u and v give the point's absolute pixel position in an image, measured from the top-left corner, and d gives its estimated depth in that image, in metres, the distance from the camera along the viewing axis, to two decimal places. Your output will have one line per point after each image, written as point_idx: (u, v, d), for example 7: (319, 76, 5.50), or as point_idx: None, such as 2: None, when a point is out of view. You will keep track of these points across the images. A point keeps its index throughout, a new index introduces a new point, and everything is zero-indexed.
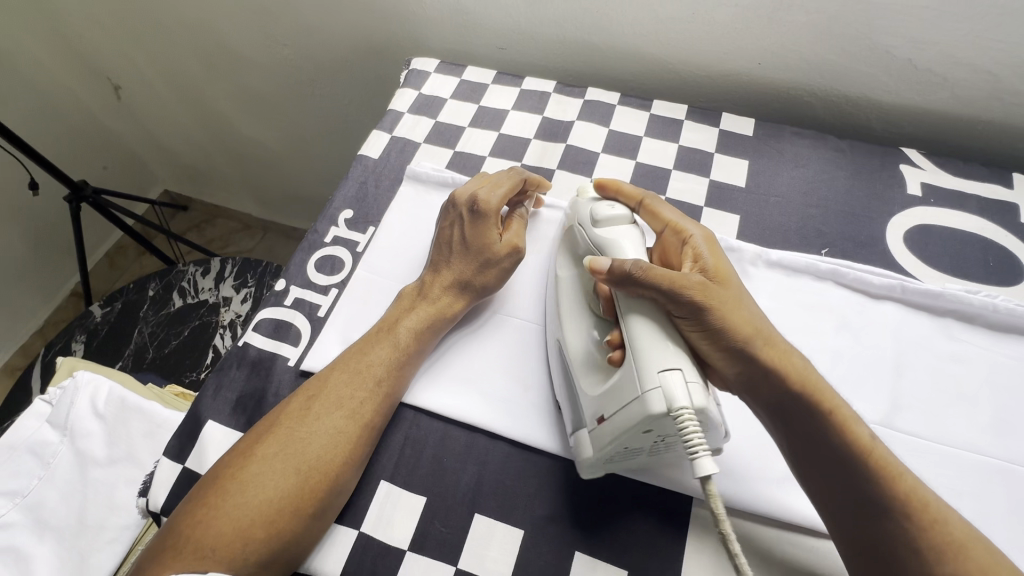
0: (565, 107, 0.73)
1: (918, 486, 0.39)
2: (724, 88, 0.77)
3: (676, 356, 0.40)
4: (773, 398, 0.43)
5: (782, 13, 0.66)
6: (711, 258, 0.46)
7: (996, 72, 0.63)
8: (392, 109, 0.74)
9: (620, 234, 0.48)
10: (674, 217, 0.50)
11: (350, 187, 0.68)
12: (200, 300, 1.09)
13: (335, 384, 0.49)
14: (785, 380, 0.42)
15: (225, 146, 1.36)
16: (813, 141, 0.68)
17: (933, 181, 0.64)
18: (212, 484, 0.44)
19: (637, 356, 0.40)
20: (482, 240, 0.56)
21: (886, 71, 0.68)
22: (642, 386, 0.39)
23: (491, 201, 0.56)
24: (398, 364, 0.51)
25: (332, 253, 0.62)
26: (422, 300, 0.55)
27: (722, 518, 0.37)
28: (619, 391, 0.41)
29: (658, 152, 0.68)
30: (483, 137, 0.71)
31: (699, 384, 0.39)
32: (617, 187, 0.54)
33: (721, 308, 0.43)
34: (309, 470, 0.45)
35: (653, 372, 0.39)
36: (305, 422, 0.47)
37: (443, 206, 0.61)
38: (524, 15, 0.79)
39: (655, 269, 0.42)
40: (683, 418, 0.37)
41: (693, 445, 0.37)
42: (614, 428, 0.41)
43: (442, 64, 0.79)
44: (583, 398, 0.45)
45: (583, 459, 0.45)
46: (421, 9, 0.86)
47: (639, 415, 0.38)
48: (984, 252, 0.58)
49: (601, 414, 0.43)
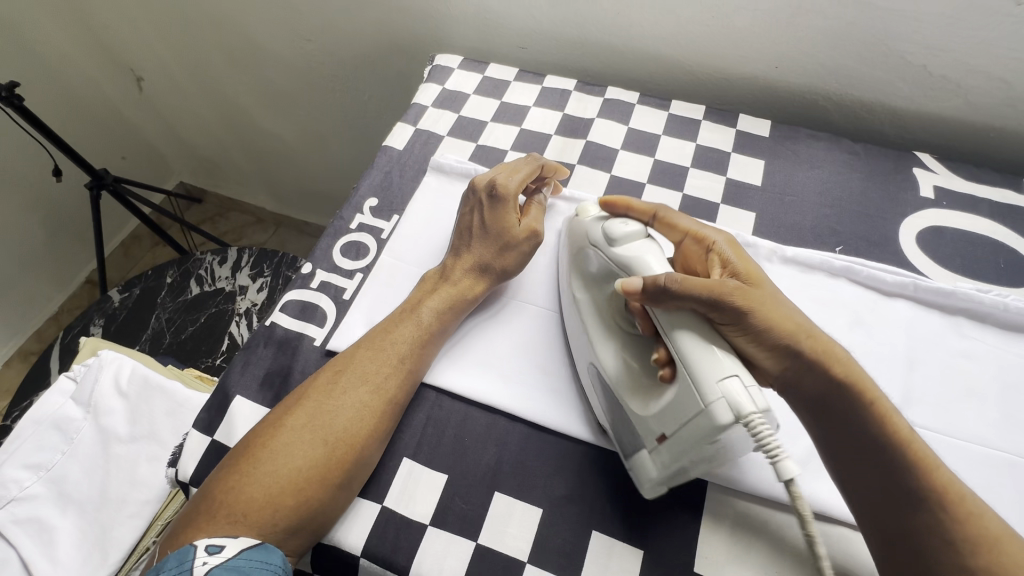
0: (585, 104, 0.75)
1: (953, 480, 0.40)
2: (740, 91, 0.79)
3: (727, 363, 0.40)
4: (815, 396, 0.44)
5: (801, 17, 0.68)
6: (739, 260, 0.47)
7: (1009, 79, 0.65)
8: (417, 103, 0.76)
9: (642, 249, 0.49)
10: (693, 225, 0.51)
11: (375, 176, 0.69)
12: (216, 288, 1.10)
13: (361, 360, 0.51)
14: (829, 375, 0.43)
15: (244, 139, 1.38)
16: (828, 143, 0.70)
17: (946, 185, 0.65)
18: (243, 453, 0.46)
19: (691, 368, 0.41)
20: (502, 224, 0.58)
21: (901, 77, 0.69)
22: (703, 398, 0.39)
23: (510, 186, 0.58)
24: (420, 341, 0.53)
25: (357, 239, 0.64)
26: (442, 283, 0.56)
27: (810, 520, 0.38)
28: (677, 406, 0.41)
29: (676, 150, 0.70)
30: (505, 132, 0.73)
31: (756, 386, 0.39)
32: (627, 205, 0.55)
33: (762, 306, 0.43)
34: (336, 440, 0.46)
35: (711, 383, 0.39)
36: (333, 395, 0.48)
37: (464, 194, 0.62)
38: (546, 15, 0.81)
39: (688, 279, 0.43)
40: (754, 423, 0.37)
41: (769, 444, 0.37)
42: (683, 445, 0.41)
43: (465, 61, 0.81)
44: (635, 419, 0.45)
45: (649, 478, 0.45)
46: (445, 7, 0.88)
47: (709, 428, 0.39)
48: (995, 253, 0.60)
49: (662, 432, 0.43)
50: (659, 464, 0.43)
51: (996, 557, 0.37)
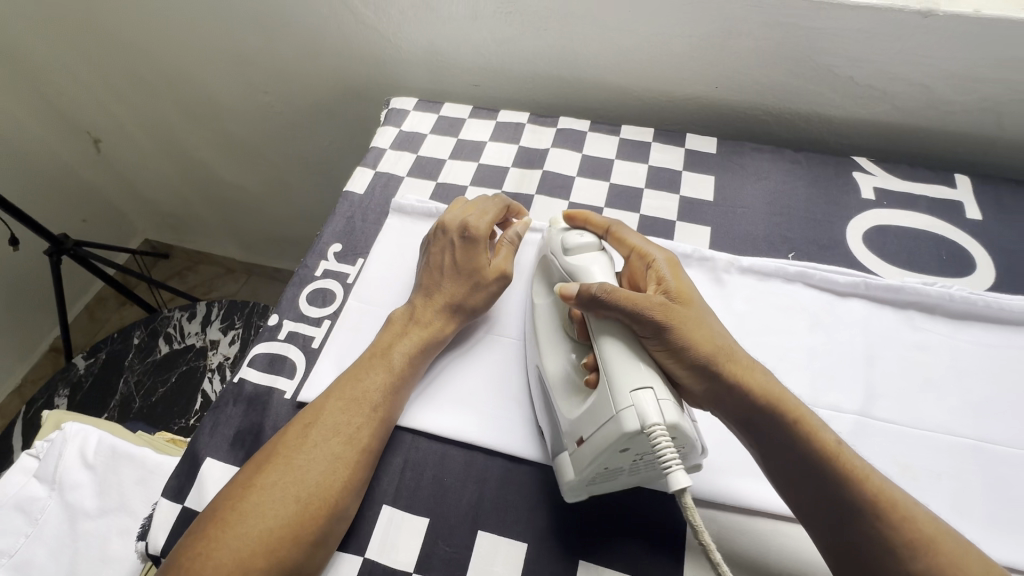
0: (540, 135, 0.77)
1: (886, 487, 0.41)
2: (686, 110, 0.82)
3: (647, 376, 0.42)
4: (742, 415, 0.45)
5: (734, 40, 0.72)
6: (674, 280, 0.49)
7: (930, 84, 0.69)
8: (375, 146, 0.78)
9: (588, 260, 0.50)
10: (639, 242, 0.53)
11: (337, 222, 0.70)
12: (187, 345, 1.08)
13: (332, 411, 0.49)
14: (750, 396, 0.44)
15: (206, 191, 1.37)
16: (772, 155, 0.73)
17: (884, 185, 0.68)
18: (212, 517, 0.44)
19: (611, 377, 0.43)
20: (473, 264, 0.58)
21: (831, 88, 0.73)
22: (617, 406, 0.41)
23: (479, 229, 0.59)
24: (393, 386, 0.52)
25: (323, 286, 0.64)
26: (411, 323, 0.56)
27: (701, 527, 0.39)
28: (594, 412, 0.43)
29: (629, 173, 0.72)
30: (464, 168, 0.74)
31: (668, 400, 0.41)
32: (584, 218, 0.56)
33: (684, 326, 0.45)
34: (309, 497, 0.45)
35: (626, 392, 0.41)
36: (305, 451, 0.47)
37: (431, 232, 0.62)
38: (494, 53, 0.84)
39: (618, 291, 0.45)
40: (655, 434, 0.39)
41: (666, 458, 0.39)
42: (592, 448, 0.42)
43: (420, 102, 0.83)
44: (562, 420, 0.47)
45: (567, 483, 0.45)
46: (396, 51, 0.90)
47: (616, 434, 0.40)
48: (936, 247, 0.63)
49: (579, 436, 0.44)
50: (574, 468, 0.44)
51: (935, 553, 0.38)
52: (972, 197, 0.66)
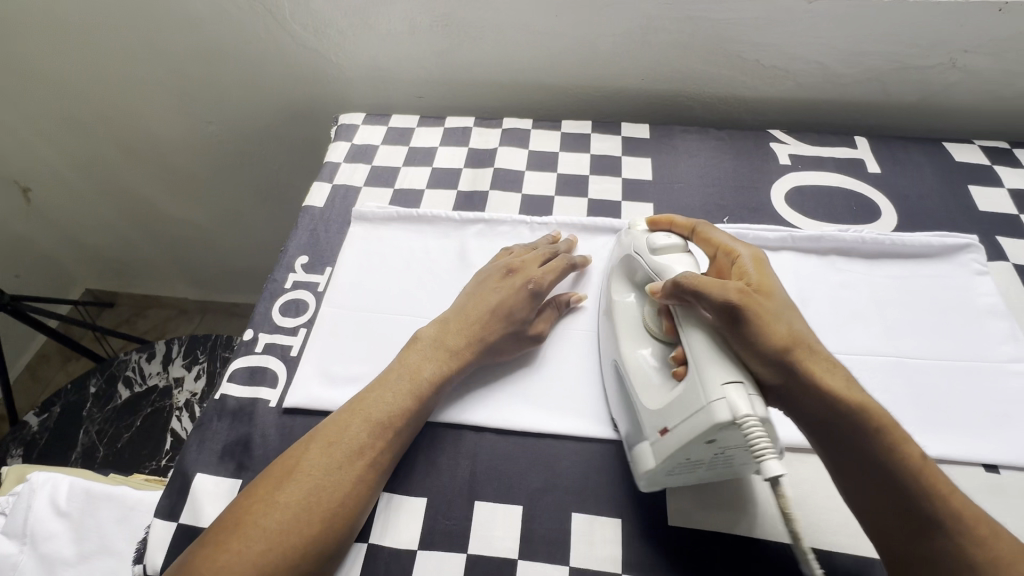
0: (487, 136, 0.81)
1: (969, 504, 0.42)
2: (619, 101, 0.89)
3: (738, 366, 0.43)
4: (824, 422, 0.45)
5: (651, 36, 0.79)
6: (757, 273, 0.49)
7: (823, 60, 0.78)
8: (329, 161, 0.80)
9: (678, 261, 0.53)
10: (726, 239, 0.54)
11: (301, 235, 0.71)
12: (149, 386, 1.05)
13: (357, 431, 0.49)
14: (839, 401, 0.44)
15: (153, 230, 1.34)
16: (699, 135, 0.80)
17: (798, 152, 0.77)
18: (229, 528, 0.44)
19: (701, 369, 0.44)
20: (524, 317, 0.58)
21: (742, 71, 0.82)
22: (708, 398, 0.42)
23: (545, 284, 0.60)
24: (413, 403, 0.52)
25: (295, 297, 0.65)
26: (433, 344, 0.56)
27: (794, 521, 0.39)
28: (683, 402, 0.44)
29: (574, 162, 0.77)
30: (419, 173, 0.77)
31: (755, 394, 0.42)
32: (669, 221, 0.59)
33: (762, 317, 0.45)
34: (329, 513, 0.45)
35: (717, 385, 0.42)
36: (328, 471, 0.47)
37: (499, 266, 0.62)
38: (434, 64, 0.88)
39: (709, 283, 0.46)
40: (749, 426, 0.40)
41: (759, 449, 0.40)
42: (679, 438, 0.43)
43: (368, 117, 0.86)
44: (644, 411, 0.48)
45: (646, 474, 0.47)
46: (339, 71, 0.93)
47: (708, 424, 0.41)
48: (847, 200, 0.71)
49: (664, 426, 0.45)
50: (657, 457, 0.46)
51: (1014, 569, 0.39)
52: (870, 154, 0.76)
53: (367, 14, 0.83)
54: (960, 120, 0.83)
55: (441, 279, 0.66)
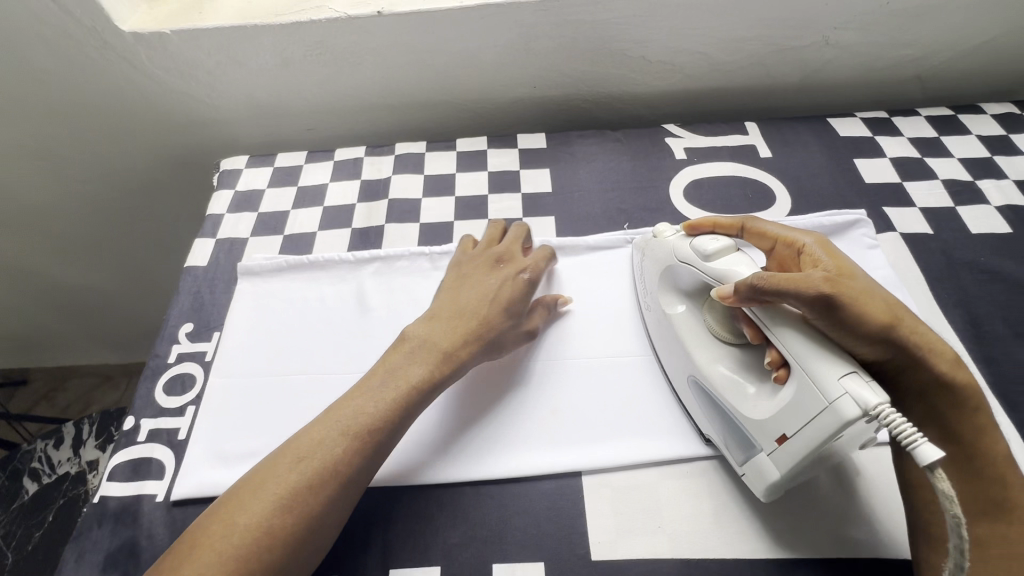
0: (379, 166, 0.78)
1: None
2: (515, 111, 0.87)
3: (844, 359, 0.40)
4: (930, 403, 0.42)
5: (534, 43, 0.77)
6: (829, 257, 0.46)
7: (704, 50, 0.79)
8: (211, 214, 0.74)
9: (735, 262, 0.48)
10: (781, 229, 0.51)
11: (184, 300, 0.66)
12: (60, 475, 0.97)
13: (330, 441, 0.45)
14: (948, 381, 0.42)
15: (51, 300, 1.22)
16: (595, 138, 0.79)
17: (692, 144, 0.77)
18: (187, 546, 0.41)
19: (810, 368, 0.40)
20: (523, 307, 0.57)
21: (630, 69, 0.81)
22: (828, 397, 0.39)
23: (537, 274, 0.60)
24: (394, 413, 0.48)
25: (180, 371, 0.60)
26: (423, 345, 0.52)
27: (954, 500, 0.35)
28: (798, 406, 0.41)
29: (471, 183, 0.75)
30: (310, 214, 0.73)
31: (874, 380, 0.39)
32: (711, 223, 0.53)
33: (859, 300, 0.41)
34: (284, 532, 0.41)
35: (834, 381, 0.39)
36: (293, 492, 0.42)
37: (482, 258, 0.60)
38: (318, 94, 0.84)
39: (780, 277, 0.42)
40: (886, 415, 0.36)
41: (907, 435, 0.35)
42: (807, 443, 0.40)
43: (252, 159, 0.80)
44: (748, 424, 0.45)
45: (771, 484, 0.44)
46: (217, 111, 0.87)
47: (838, 424, 0.38)
48: (743, 188, 0.71)
49: (781, 433, 0.42)
50: (780, 467, 0.43)
51: None
52: (761, 139, 0.76)
53: (235, 51, 0.78)
54: (841, 93, 0.85)
55: (341, 329, 0.62)
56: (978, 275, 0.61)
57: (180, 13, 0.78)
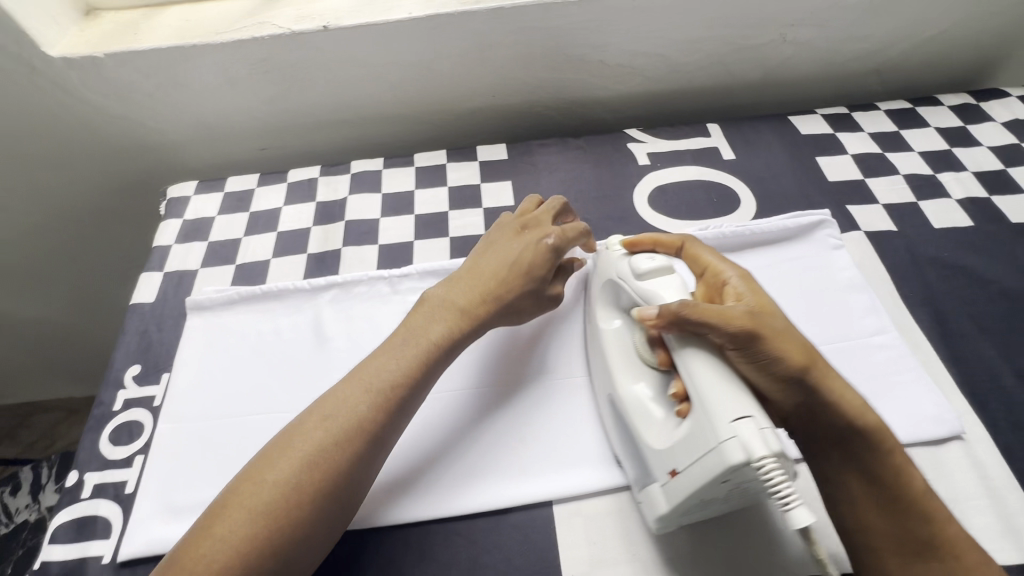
0: (334, 186, 0.75)
1: (959, 533, 0.40)
2: (475, 122, 0.85)
3: (746, 400, 0.37)
4: (842, 447, 0.42)
5: (488, 52, 0.75)
6: (752, 294, 0.45)
7: (662, 53, 0.77)
8: (158, 246, 0.70)
9: (664, 285, 0.46)
10: (713, 258, 0.49)
11: (130, 341, 0.62)
12: (18, 524, 0.92)
13: (351, 399, 0.46)
14: (861, 426, 0.41)
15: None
16: (557, 147, 0.77)
17: (655, 149, 0.75)
18: (217, 503, 0.42)
19: (706, 404, 0.38)
20: (550, 273, 0.55)
21: (589, 73, 0.79)
22: (718, 438, 0.36)
23: (568, 240, 0.56)
24: (418, 370, 0.49)
25: (127, 419, 0.57)
26: (444, 304, 0.53)
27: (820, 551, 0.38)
28: (691, 442, 0.39)
29: (431, 200, 0.72)
30: (263, 241, 0.70)
31: (772, 427, 0.36)
32: (653, 241, 0.53)
33: (773, 339, 0.40)
34: (312, 483, 0.42)
35: (726, 422, 0.36)
36: (318, 448, 0.43)
37: (513, 225, 0.58)
38: (267, 113, 0.80)
39: (701, 307, 0.40)
40: (767, 468, 0.34)
41: (783, 493, 0.35)
42: (694, 481, 0.38)
43: (200, 184, 0.77)
44: (649, 451, 0.44)
45: (661, 516, 0.43)
46: (163, 136, 0.83)
47: (721, 468, 0.36)
48: (707, 192, 0.70)
49: (675, 466, 0.40)
50: (669, 500, 0.41)
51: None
52: (723, 141, 0.75)
53: (175, 72, 0.74)
54: (802, 90, 0.85)
55: (296, 363, 0.59)
56: (942, 271, 0.61)
57: (114, 35, 0.74)
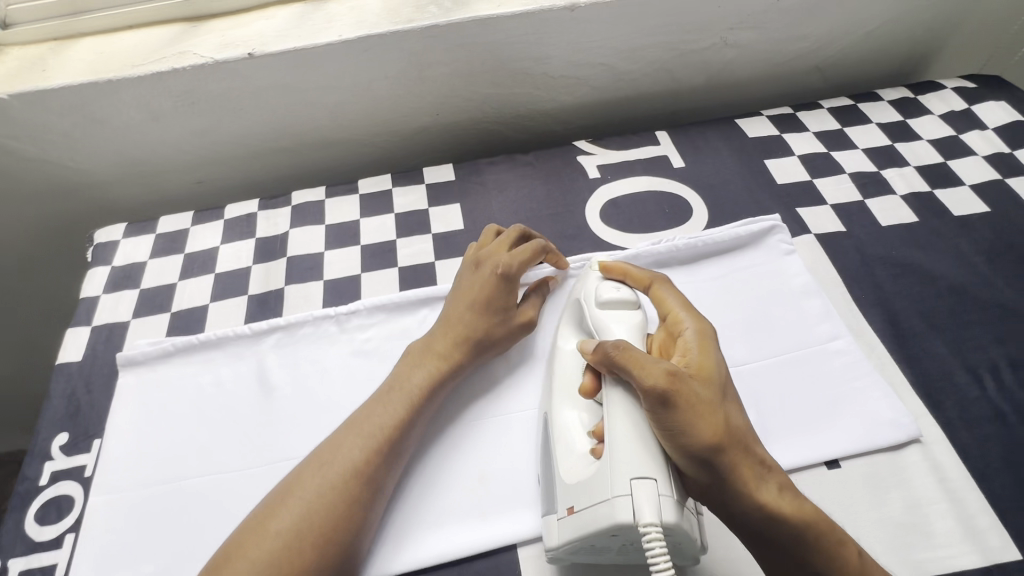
0: (275, 220, 0.71)
1: None
2: (421, 142, 0.82)
3: (651, 459, 0.39)
4: (760, 532, 0.40)
5: (428, 70, 0.73)
6: (698, 355, 0.43)
7: (606, 62, 0.76)
8: (84, 297, 0.66)
9: (619, 318, 0.47)
10: (678, 305, 0.48)
11: (57, 406, 0.58)
12: None
13: (350, 447, 0.46)
14: (779, 514, 0.39)
15: None
16: (506, 164, 0.75)
17: (604, 161, 0.74)
18: (226, 549, 0.41)
19: (615, 454, 0.39)
20: (507, 305, 0.54)
21: (534, 86, 0.78)
22: (614, 492, 0.38)
23: (516, 267, 0.55)
24: (413, 413, 0.49)
25: (55, 494, 0.52)
26: (423, 349, 0.53)
27: None
28: (593, 485, 0.40)
29: (378, 228, 0.69)
30: (200, 285, 0.66)
31: (670, 497, 0.38)
32: (623, 271, 0.52)
33: (692, 409, 0.39)
34: (319, 533, 0.41)
35: (625, 478, 0.38)
36: (325, 493, 0.43)
37: (467, 261, 0.58)
38: (199, 146, 0.76)
39: (631, 355, 0.41)
40: (649, 535, 0.36)
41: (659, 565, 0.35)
42: (585, 526, 0.39)
43: (130, 227, 0.72)
44: (558, 481, 0.43)
45: (550, 550, 0.42)
46: (87, 176, 0.78)
47: (610, 520, 0.37)
48: (659, 203, 0.69)
49: (572, 504, 0.41)
50: (560, 535, 0.41)
51: None
52: (672, 148, 0.75)
53: (92, 108, 0.69)
54: (748, 91, 0.85)
55: (239, 416, 0.55)
56: (892, 270, 0.62)
57: (20, 72, 0.68)
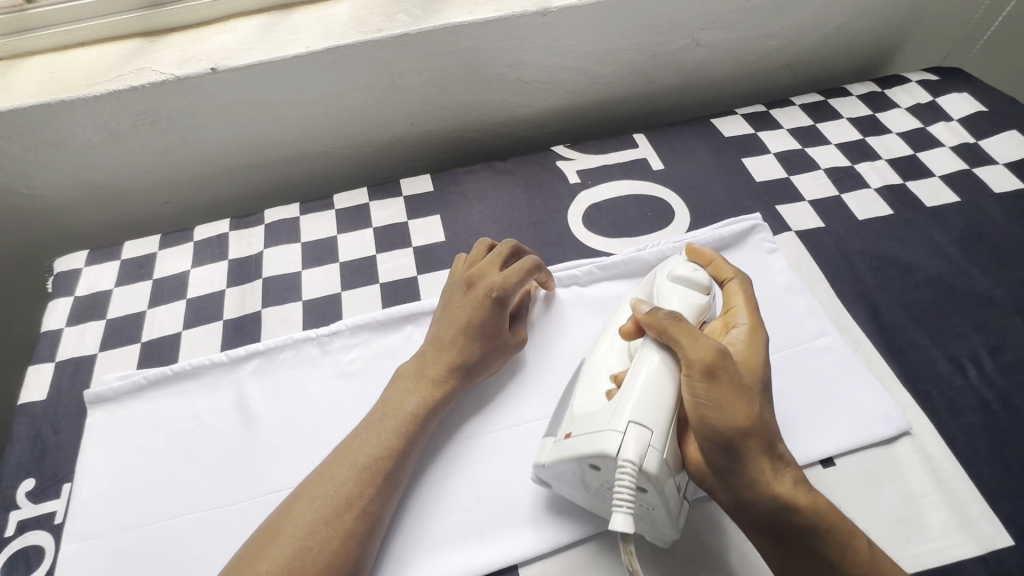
0: (248, 240, 0.68)
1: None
2: (396, 153, 0.80)
3: (655, 412, 0.40)
4: (772, 525, 0.39)
5: (400, 80, 0.71)
6: (749, 347, 0.43)
7: (580, 65, 0.76)
8: (45, 331, 0.62)
9: (689, 297, 0.47)
10: (741, 301, 0.47)
11: (21, 450, 0.54)
12: None
13: (335, 480, 0.44)
14: (796, 507, 0.39)
15: None
16: (485, 173, 0.74)
17: (584, 166, 0.74)
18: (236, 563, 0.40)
19: (629, 398, 0.41)
20: (499, 328, 0.53)
21: (509, 93, 0.77)
22: (611, 425, 0.40)
23: (512, 290, 0.53)
24: (400, 442, 0.47)
25: (23, 546, 0.49)
26: (411, 376, 0.51)
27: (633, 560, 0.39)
28: (598, 418, 0.41)
29: (356, 244, 0.67)
30: (171, 312, 0.63)
31: (659, 451, 0.39)
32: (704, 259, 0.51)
33: (731, 389, 0.39)
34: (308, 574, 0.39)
35: (625, 417, 0.40)
36: (315, 530, 0.41)
37: (461, 280, 0.56)
38: (164, 166, 0.73)
39: (682, 327, 0.42)
40: (623, 470, 0.38)
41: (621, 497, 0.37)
42: (575, 449, 0.41)
43: (92, 254, 0.68)
44: (570, 413, 0.45)
45: (538, 466, 0.44)
46: (42, 203, 0.74)
47: (596, 449, 0.39)
48: (641, 207, 0.69)
49: (571, 431, 0.43)
50: (550, 455, 0.43)
51: None
52: (651, 150, 0.75)
53: (46, 131, 0.66)
54: (721, 90, 0.86)
55: (220, 449, 0.53)
56: (871, 264, 0.62)
57: None
